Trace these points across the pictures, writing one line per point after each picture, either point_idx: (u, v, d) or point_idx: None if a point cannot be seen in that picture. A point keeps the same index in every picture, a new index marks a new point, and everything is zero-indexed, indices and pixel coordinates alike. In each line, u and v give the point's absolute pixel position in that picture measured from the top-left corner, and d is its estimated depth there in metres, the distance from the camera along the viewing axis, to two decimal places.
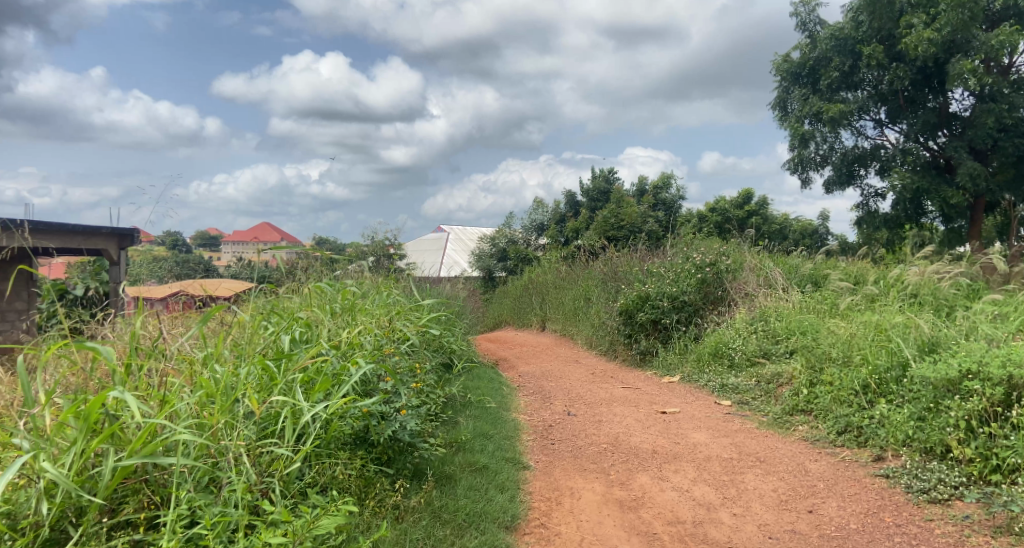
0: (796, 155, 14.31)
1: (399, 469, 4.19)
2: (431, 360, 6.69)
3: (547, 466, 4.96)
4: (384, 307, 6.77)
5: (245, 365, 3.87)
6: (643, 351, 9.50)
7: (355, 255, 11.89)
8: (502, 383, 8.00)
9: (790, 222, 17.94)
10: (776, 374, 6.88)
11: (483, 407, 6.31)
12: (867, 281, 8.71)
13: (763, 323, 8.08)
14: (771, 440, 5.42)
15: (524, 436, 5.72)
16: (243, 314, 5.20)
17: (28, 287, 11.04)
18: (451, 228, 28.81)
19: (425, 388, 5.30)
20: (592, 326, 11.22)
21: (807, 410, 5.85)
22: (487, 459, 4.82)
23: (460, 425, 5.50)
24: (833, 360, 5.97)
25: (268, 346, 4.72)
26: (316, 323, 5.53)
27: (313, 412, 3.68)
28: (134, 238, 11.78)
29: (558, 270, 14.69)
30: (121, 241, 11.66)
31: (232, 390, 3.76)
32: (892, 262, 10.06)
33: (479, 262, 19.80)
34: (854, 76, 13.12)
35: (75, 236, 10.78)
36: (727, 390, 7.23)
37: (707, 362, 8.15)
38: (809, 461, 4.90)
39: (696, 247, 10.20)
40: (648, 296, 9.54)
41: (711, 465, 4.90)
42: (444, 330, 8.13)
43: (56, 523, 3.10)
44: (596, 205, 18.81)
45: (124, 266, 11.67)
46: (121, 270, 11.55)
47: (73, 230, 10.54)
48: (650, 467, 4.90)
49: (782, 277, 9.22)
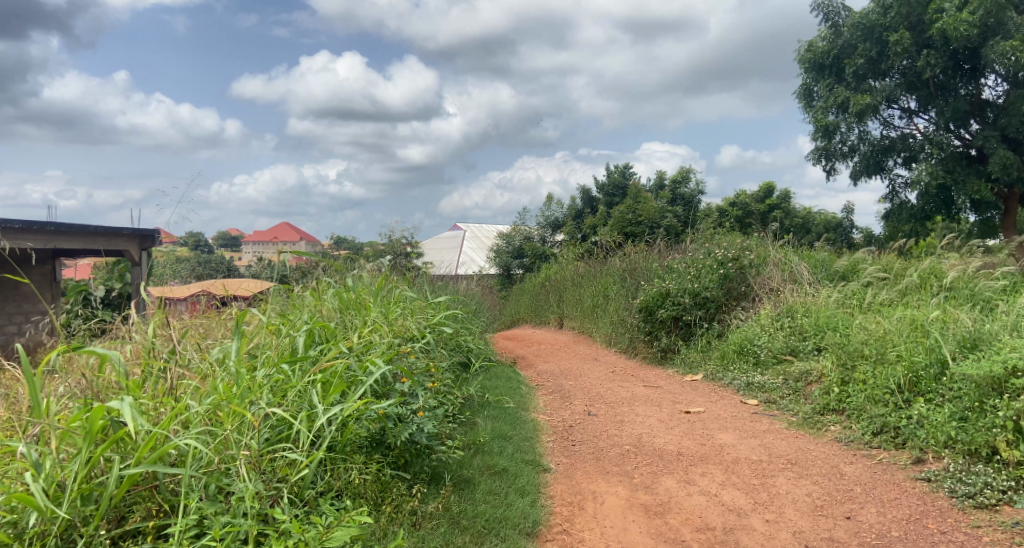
0: (820, 147, 14.02)
1: (416, 473, 4.02)
2: (448, 360, 6.53)
3: (568, 469, 4.78)
4: (401, 306, 6.63)
5: (257, 368, 3.73)
6: (664, 348, 9.29)
7: (371, 253, 11.79)
8: (520, 382, 7.84)
9: (812, 216, 17.61)
10: (805, 372, 6.67)
11: (501, 407, 6.15)
12: (897, 275, 8.47)
13: (790, 319, 7.85)
14: (802, 441, 5.21)
15: (544, 437, 5.55)
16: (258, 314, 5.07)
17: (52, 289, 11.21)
18: (466, 225, 28.67)
19: (442, 388, 5.13)
20: (611, 323, 11.02)
21: (839, 409, 5.65)
22: (506, 461, 4.64)
23: (478, 426, 5.33)
24: (866, 357, 5.76)
25: (283, 347, 4.58)
26: (331, 322, 5.39)
27: (328, 415, 3.52)
28: (155, 239, 11.62)
29: (575, 266, 14.50)
30: (142, 242, 11.44)
31: (244, 393, 3.61)
32: (921, 254, 9.80)
33: (495, 259, 19.63)
34: (880, 64, 12.81)
35: (96, 238, 10.75)
36: (753, 388, 7.02)
37: (731, 360, 7.93)
38: (844, 464, 4.67)
39: (718, 241, 9.97)
40: (668, 292, 9.32)
41: (740, 467, 4.69)
42: (461, 329, 7.98)
43: (64, 532, 2.95)
44: (613, 200, 18.58)
45: (145, 268, 11.55)
46: (142, 271, 11.36)
47: (94, 232, 10.54)
48: (676, 470, 4.70)
49: (807, 272, 9.01)
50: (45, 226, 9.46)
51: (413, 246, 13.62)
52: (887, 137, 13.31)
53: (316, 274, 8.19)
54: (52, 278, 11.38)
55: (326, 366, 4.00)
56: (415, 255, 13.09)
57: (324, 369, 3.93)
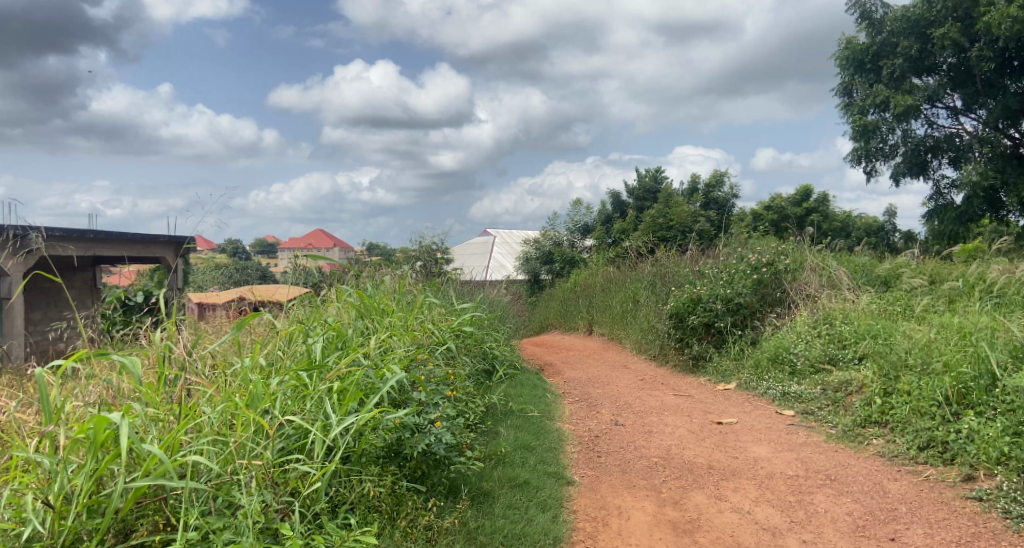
0: (859, 148, 13.61)
1: (433, 485, 3.84)
2: (471, 367, 6.36)
3: (593, 481, 4.57)
4: (424, 312, 6.49)
5: (273, 374, 3.58)
6: (695, 356, 9.00)
7: (399, 259, 11.71)
8: (547, 390, 7.64)
9: (849, 221, 17.15)
10: (845, 381, 6.36)
11: (526, 416, 5.95)
12: (943, 281, 8.13)
13: (828, 326, 7.55)
14: (842, 456, 4.93)
15: (569, 448, 5.34)
16: (276, 321, 4.94)
17: (93, 297, 11.43)
18: (497, 231, 28.58)
19: (463, 397, 4.95)
20: (641, 329, 10.78)
21: (881, 422, 5.36)
22: (527, 474, 4.45)
23: (501, 436, 5.15)
24: (911, 367, 5.48)
25: (300, 353, 4.44)
26: (350, 328, 5.24)
27: (342, 424, 3.35)
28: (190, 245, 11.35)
29: (606, 272, 14.27)
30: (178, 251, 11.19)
31: (259, 400, 3.45)
32: (966, 259, 9.42)
33: (524, 264, 19.47)
34: (923, 61, 12.41)
35: (133, 244, 10.84)
36: (789, 398, 6.74)
37: (766, 368, 7.64)
38: (888, 481, 4.39)
39: (752, 246, 9.69)
40: (699, 298, 9.04)
41: (774, 483, 4.43)
42: (487, 336, 7.82)
43: (70, 547, 2.78)
44: (644, 204, 18.31)
45: (181, 274, 11.32)
46: (176, 278, 11.16)
47: (130, 238, 10.63)
48: (707, 485, 4.46)
49: (847, 277, 8.70)
50: (84, 234, 9.58)
51: (444, 252, 13.52)
52: (931, 136, 12.92)
53: (341, 279, 8.11)
54: (93, 284, 11.59)
55: (343, 374, 3.85)
56: (444, 261, 13.00)
57: (341, 375, 3.78)
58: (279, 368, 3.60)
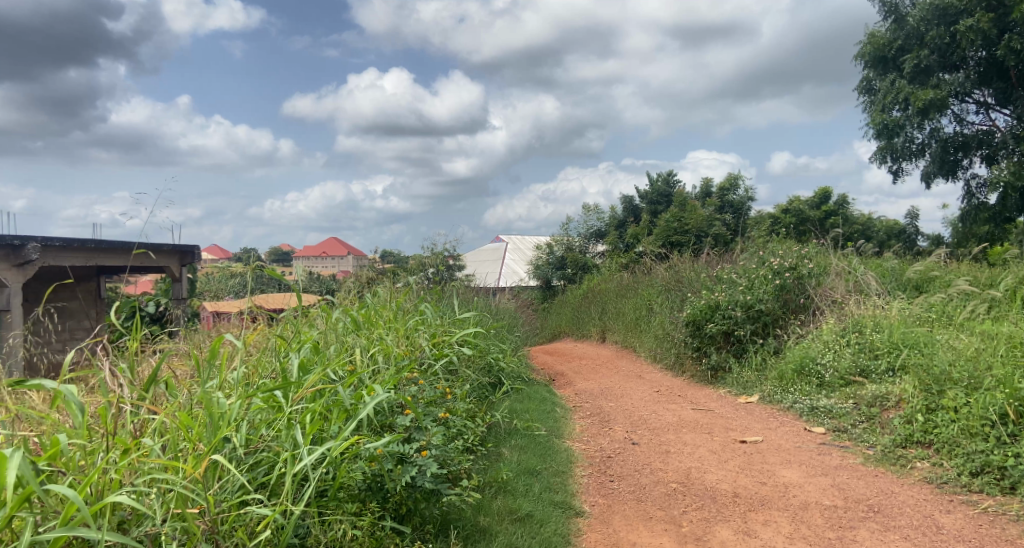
0: (884, 148, 13.10)
1: (419, 524, 3.34)
2: (472, 382, 5.88)
3: (605, 513, 4.07)
4: (421, 323, 6.04)
5: (239, 397, 3.12)
6: (714, 366, 8.47)
7: (407, 266, 11.29)
8: (556, 403, 7.15)
9: (871, 223, 16.61)
10: (880, 396, 5.84)
11: (531, 435, 5.46)
12: (982, 286, 7.61)
13: (858, 334, 7.02)
14: (884, 483, 4.43)
15: (578, 471, 4.86)
16: (252, 335, 4.47)
17: (96, 306, 10.92)
18: (509, 237, 28.17)
19: (458, 417, 4.48)
20: (655, 337, 10.28)
21: (924, 442, 4.87)
22: (531, 505, 3.96)
23: (503, 460, 4.67)
24: (955, 382, 4.97)
25: (276, 371, 3.98)
26: (334, 344, 4.78)
27: (313, 455, 2.87)
28: (196, 254, 10.85)
29: (620, 277, 13.79)
30: (182, 258, 10.73)
31: (218, 426, 2.97)
32: (1000, 263, 8.92)
33: (536, 270, 18.96)
34: (951, 55, 11.90)
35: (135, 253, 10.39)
36: (818, 413, 6.23)
37: (792, 380, 7.10)
38: (939, 514, 3.88)
39: (772, 249, 9.18)
40: (717, 304, 8.52)
41: (810, 515, 3.93)
42: (491, 346, 7.36)
43: None
44: (657, 208, 17.80)
45: (187, 284, 10.69)
46: (182, 288, 10.65)
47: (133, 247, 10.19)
48: (734, 518, 3.96)
49: (875, 282, 8.18)
50: (84, 241, 9.16)
51: (456, 258, 13.06)
52: (960, 134, 12.38)
53: (340, 287, 7.68)
54: (98, 295, 11.07)
55: (320, 395, 3.38)
56: (453, 267, 12.55)
57: (318, 398, 3.31)
58: (248, 390, 3.14)
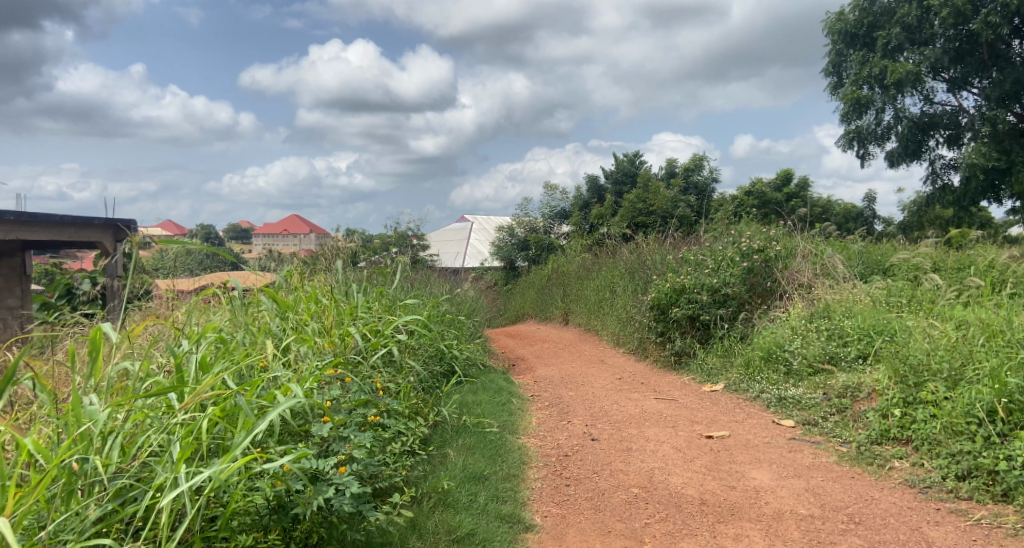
0: (851, 128, 12.88)
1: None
2: (417, 373, 5.36)
3: (558, 526, 3.61)
4: (361, 308, 5.49)
5: (108, 408, 2.52)
6: (678, 351, 8.09)
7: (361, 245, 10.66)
8: (511, 393, 6.66)
9: (834, 205, 16.49)
10: (851, 387, 5.47)
11: (481, 433, 4.96)
12: (951, 270, 7.35)
13: (827, 320, 6.69)
14: (862, 486, 4.06)
15: (532, 473, 4.40)
16: (158, 325, 3.87)
17: (23, 284, 9.84)
18: (474, 217, 27.56)
19: (392, 418, 3.95)
20: (619, 320, 9.89)
21: (902, 439, 4.53)
22: (473, 520, 3.48)
23: (447, 464, 4.17)
24: (935, 374, 4.61)
25: (173, 367, 3.35)
26: (252, 333, 4.18)
27: (192, 483, 2.31)
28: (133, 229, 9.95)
29: (582, 258, 13.36)
30: (117, 233, 9.84)
31: (77, 441, 2.39)
32: (963, 247, 8.75)
33: (499, 252, 18.40)
34: (922, 31, 11.69)
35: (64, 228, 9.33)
36: (785, 404, 5.86)
37: (758, 368, 6.73)
38: (927, 526, 3.53)
39: (738, 230, 8.80)
40: (682, 288, 8.10)
41: (783, 527, 3.54)
42: (444, 332, 6.85)
43: None
44: (622, 188, 17.43)
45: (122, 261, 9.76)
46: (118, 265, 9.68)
47: (58, 220, 9.07)
48: (700, 532, 3.54)
49: (842, 265, 7.86)
50: (6, 213, 8.17)
51: (418, 237, 12.46)
52: (927, 113, 12.17)
53: (291, 263, 7.03)
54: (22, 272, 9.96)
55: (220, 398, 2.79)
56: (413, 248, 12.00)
57: (216, 403, 2.72)
58: (124, 398, 2.55)
